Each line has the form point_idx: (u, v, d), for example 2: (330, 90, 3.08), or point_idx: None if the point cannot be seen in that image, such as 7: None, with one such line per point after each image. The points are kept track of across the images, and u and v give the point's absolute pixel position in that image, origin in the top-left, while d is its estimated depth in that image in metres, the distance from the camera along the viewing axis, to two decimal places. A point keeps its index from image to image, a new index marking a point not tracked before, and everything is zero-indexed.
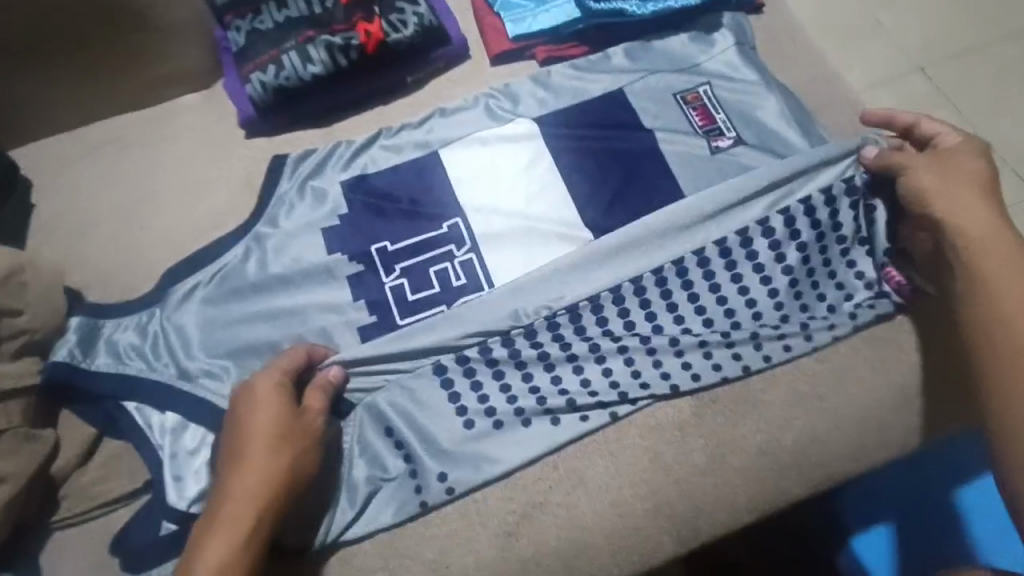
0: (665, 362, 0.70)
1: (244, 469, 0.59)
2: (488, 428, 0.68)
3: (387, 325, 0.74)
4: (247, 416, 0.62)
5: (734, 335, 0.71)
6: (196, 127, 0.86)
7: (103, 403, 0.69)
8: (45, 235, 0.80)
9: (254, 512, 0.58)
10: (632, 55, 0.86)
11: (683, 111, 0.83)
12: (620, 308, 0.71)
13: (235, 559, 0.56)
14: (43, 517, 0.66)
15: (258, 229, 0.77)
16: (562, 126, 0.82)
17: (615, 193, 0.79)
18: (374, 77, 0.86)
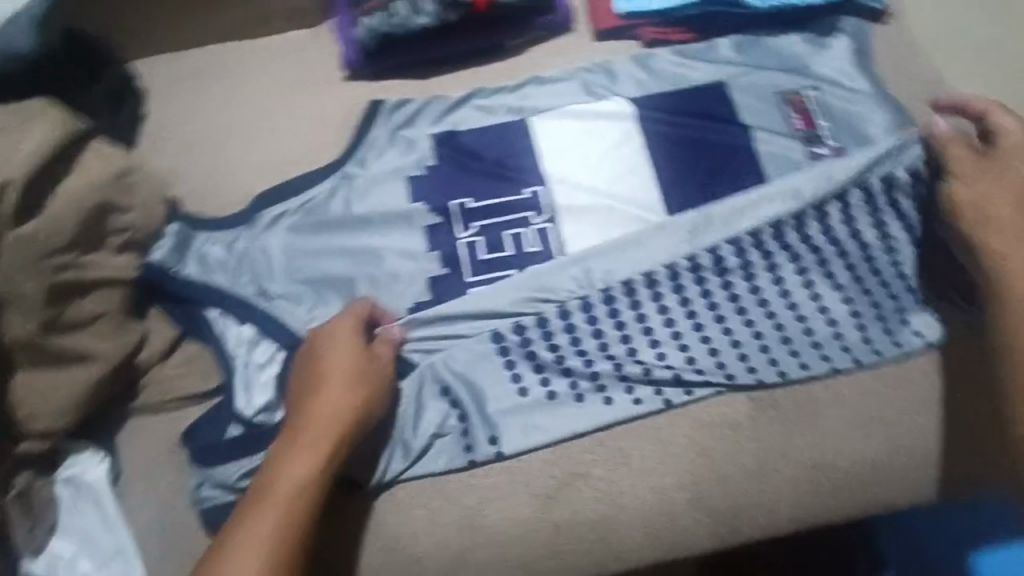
0: (724, 356, 0.69)
1: (321, 404, 0.62)
2: (544, 399, 0.70)
3: (457, 279, 0.75)
4: (321, 355, 0.64)
5: (792, 337, 0.70)
6: (301, 64, 0.89)
7: (188, 307, 0.74)
8: (151, 146, 0.85)
9: (329, 444, 0.60)
10: (742, 48, 0.84)
11: (785, 112, 0.80)
12: (679, 297, 0.72)
13: (311, 482, 0.59)
14: (127, 399, 0.72)
15: (346, 169, 0.80)
16: (660, 111, 0.81)
17: (701, 186, 0.77)
18: (478, 36, 0.86)
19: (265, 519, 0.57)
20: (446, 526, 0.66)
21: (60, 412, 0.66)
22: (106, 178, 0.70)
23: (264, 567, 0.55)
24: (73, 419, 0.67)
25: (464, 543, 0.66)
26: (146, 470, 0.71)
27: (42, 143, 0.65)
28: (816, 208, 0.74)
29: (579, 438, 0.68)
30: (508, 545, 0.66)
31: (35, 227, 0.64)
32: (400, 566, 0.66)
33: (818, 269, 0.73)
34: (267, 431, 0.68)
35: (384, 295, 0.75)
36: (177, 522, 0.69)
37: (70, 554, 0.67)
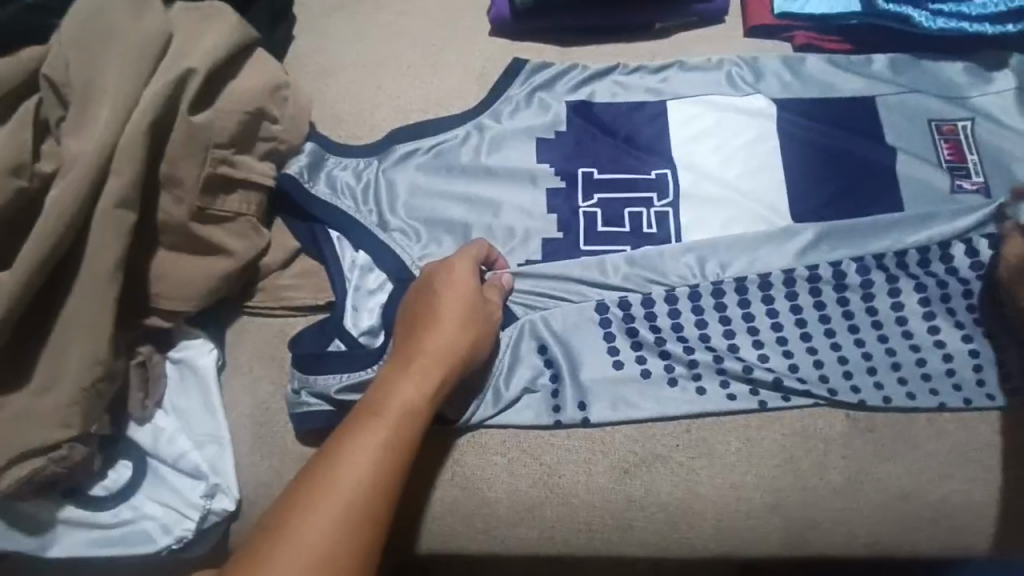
0: (828, 369, 0.69)
1: (435, 337, 0.64)
2: (637, 377, 0.70)
3: (571, 244, 0.76)
4: (440, 291, 0.66)
5: (903, 365, 0.69)
6: (447, 12, 0.91)
7: (314, 223, 0.77)
8: (295, 67, 0.88)
9: (440, 376, 0.63)
10: (897, 67, 0.82)
11: (933, 140, 0.78)
12: (791, 304, 0.71)
13: (419, 409, 0.61)
14: (243, 299, 0.76)
15: (482, 119, 0.81)
16: (802, 117, 0.79)
17: (831, 199, 0.76)
18: (627, 11, 0.86)
19: (375, 437, 0.59)
20: (521, 477, 0.68)
21: (190, 296, 0.69)
22: (264, 92, 0.74)
23: (374, 477, 0.57)
24: (196, 307, 0.70)
25: (536, 497, 0.67)
26: (248, 368, 0.74)
27: (220, 46, 0.69)
28: (945, 245, 0.72)
29: (666, 422, 0.69)
30: (579, 508, 0.67)
31: (198, 119, 0.68)
32: (472, 505, 0.68)
33: (943, 301, 0.70)
34: (370, 350, 0.70)
35: (498, 247, 0.76)
36: (270, 422, 0.72)
37: (168, 431, 0.71)
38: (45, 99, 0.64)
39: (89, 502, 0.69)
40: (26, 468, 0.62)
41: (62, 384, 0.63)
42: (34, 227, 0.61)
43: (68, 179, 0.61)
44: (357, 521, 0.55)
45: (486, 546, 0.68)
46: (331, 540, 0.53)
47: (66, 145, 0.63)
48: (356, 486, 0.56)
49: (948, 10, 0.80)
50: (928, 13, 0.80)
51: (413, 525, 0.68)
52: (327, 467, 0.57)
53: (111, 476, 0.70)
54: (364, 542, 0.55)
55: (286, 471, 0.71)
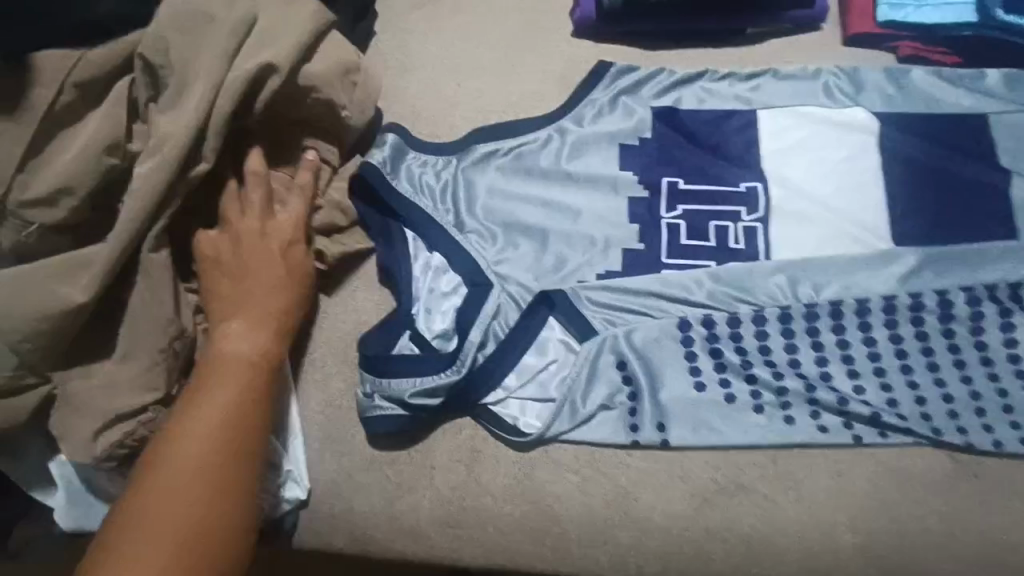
0: (931, 407, 0.64)
1: (263, 293, 0.66)
2: (722, 401, 0.66)
3: (652, 256, 0.73)
4: (263, 242, 0.67)
5: (1015, 406, 0.64)
6: (528, 11, 0.88)
7: (388, 217, 0.75)
8: (373, 62, 0.87)
9: (274, 326, 0.65)
10: (1015, 84, 0.76)
11: None
12: (891, 334, 0.67)
13: (257, 361, 0.63)
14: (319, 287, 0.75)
15: (564, 122, 0.79)
16: (906, 134, 0.75)
17: (937, 222, 0.71)
18: (722, 15, 0.82)
19: (212, 397, 0.60)
20: (595, 497, 0.65)
21: None
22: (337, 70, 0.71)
23: (218, 434, 0.58)
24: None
25: (609, 519, 0.65)
26: (318, 366, 0.72)
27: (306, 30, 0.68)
28: None
29: (752, 450, 0.65)
30: (654, 533, 0.64)
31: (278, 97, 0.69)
32: (542, 521, 0.65)
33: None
34: (441, 354, 0.68)
35: (576, 254, 0.74)
36: (339, 421, 0.70)
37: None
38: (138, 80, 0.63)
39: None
40: (117, 432, 0.63)
41: (141, 357, 0.64)
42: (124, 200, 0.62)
43: (156, 157, 0.61)
44: (212, 475, 0.57)
45: (554, 567, 0.65)
46: (191, 487, 0.56)
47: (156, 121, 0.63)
48: (200, 447, 0.57)
49: None
50: None
51: (479, 538, 0.66)
52: (171, 440, 0.57)
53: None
54: (224, 493, 0.56)
55: (355, 471, 0.69)
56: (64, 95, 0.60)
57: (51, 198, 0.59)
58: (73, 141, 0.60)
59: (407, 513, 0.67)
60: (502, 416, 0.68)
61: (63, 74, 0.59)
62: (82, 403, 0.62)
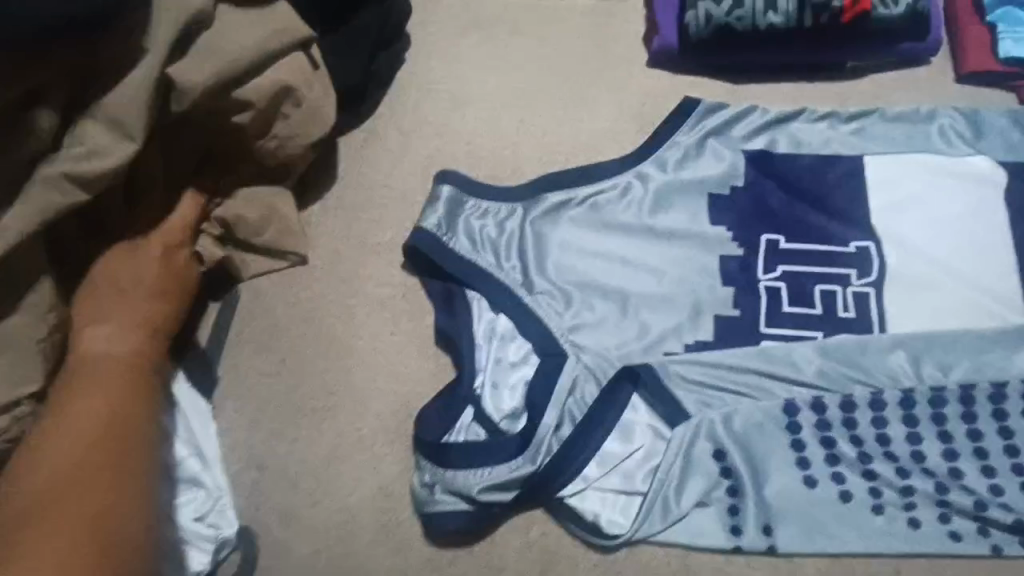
0: None
1: (133, 282, 0.59)
2: (837, 500, 0.58)
3: (749, 325, 0.65)
4: (140, 240, 0.60)
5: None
6: (595, 36, 0.79)
7: (450, 282, 0.67)
8: (422, 91, 0.78)
9: (147, 318, 0.58)
10: None
11: None
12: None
13: (130, 355, 0.56)
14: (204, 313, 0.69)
15: (645, 166, 0.70)
16: None
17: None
18: (828, 47, 0.72)
19: (82, 401, 0.52)
20: None
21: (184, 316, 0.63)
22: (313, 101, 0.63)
23: (88, 433, 0.50)
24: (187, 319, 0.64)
25: None
26: (369, 445, 0.64)
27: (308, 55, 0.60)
28: None
29: (873, 559, 0.57)
30: None
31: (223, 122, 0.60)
32: None
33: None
34: (513, 439, 0.60)
35: (662, 320, 0.65)
36: (395, 511, 0.62)
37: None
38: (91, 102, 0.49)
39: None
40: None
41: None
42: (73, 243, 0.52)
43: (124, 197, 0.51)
44: (89, 478, 0.48)
45: None
46: (71, 497, 0.47)
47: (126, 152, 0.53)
48: (73, 451, 0.49)
49: None
50: None
51: None
52: (35, 454, 0.49)
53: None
54: (109, 494, 0.48)
55: (413, 569, 0.60)
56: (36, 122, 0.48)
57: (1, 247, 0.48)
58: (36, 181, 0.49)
59: None
60: (582, 514, 0.59)
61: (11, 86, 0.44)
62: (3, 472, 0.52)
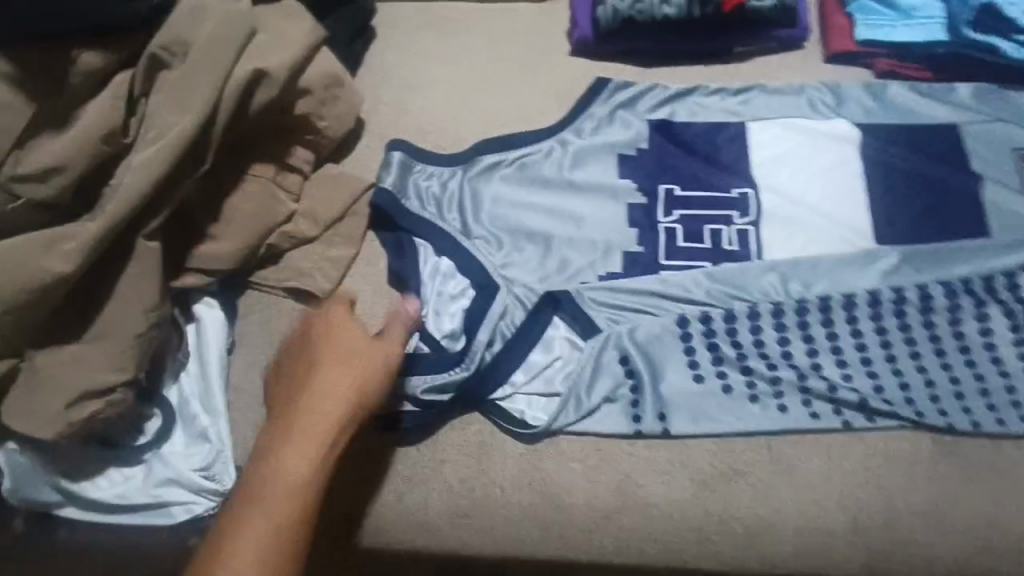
0: (916, 394, 0.69)
1: (320, 406, 0.63)
2: (718, 389, 0.70)
3: (651, 258, 0.78)
4: (320, 359, 0.65)
5: (994, 391, 0.68)
6: (527, 32, 0.94)
7: (400, 233, 0.79)
8: (381, 79, 0.92)
9: (329, 441, 0.62)
10: (981, 97, 0.82)
11: (1020, 170, 0.78)
12: (876, 326, 0.71)
13: (307, 479, 0.61)
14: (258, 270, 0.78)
15: (565, 134, 0.83)
16: (887, 143, 0.80)
17: (916, 224, 0.76)
18: (715, 34, 0.87)
19: (260, 512, 0.59)
20: (601, 484, 0.69)
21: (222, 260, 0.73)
22: (320, 82, 0.78)
23: (264, 554, 0.57)
24: (230, 265, 0.73)
25: (614, 505, 0.68)
26: None
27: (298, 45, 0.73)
28: None
29: (748, 437, 0.69)
30: (658, 520, 0.68)
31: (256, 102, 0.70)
32: (550, 508, 0.69)
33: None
34: (450, 352, 0.72)
35: (579, 257, 0.78)
36: None
37: (187, 396, 0.71)
38: (137, 76, 0.63)
39: (114, 455, 0.69)
40: (88, 408, 0.61)
41: (114, 338, 0.62)
42: (111, 186, 0.62)
43: (152, 148, 0.62)
44: None
45: (563, 551, 0.68)
46: None
47: (153, 112, 0.64)
48: (250, 562, 0.57)
49: None
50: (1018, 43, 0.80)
51: (489, 522, 0.69)
52: (235, 562, 0.57)
53: (145, 428, 0.70)
54: None
55: (369, 467, 0.71)
56: (69, 78, 0.59)
57: (39, 176, 0.59)
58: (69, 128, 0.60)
59: (421, 507, 0.70)
60: (509, 411, 0.71)
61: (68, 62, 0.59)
62: (55, 378, 0.61)
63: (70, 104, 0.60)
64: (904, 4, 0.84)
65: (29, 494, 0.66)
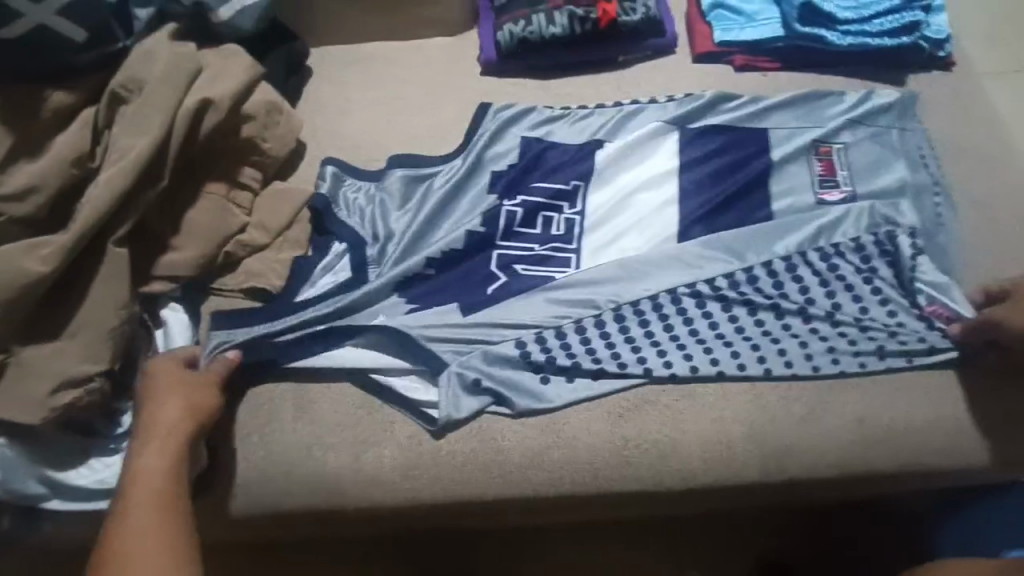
0: (745, 359, 0.80)
1: (159, 412, 0.68)
2: (582, 382, 0.80)
3: (490, 237, 0.88)
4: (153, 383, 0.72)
5: (806, 345, 0.80)
6: (445, 60, 1.08)
7: (329, 238, 0.90)
8: (316, 108, 1.04)
9: (177, 432, 0.67)
10: (801, 100, 0.95)
11: (810, 158, 0.91)
12: (702, 311, 0.82)
13: (168, 460, 0.64)
14: (217, 276, 0.87)
15: (452, 159, 0.95)
16: (699, 138, 0.93)
17: (721, 205, 0.89)
18: (598, 46, 1.03)
19: (130, 505, 0.59)
20: (530, 426, 0.79)
21: (184, 266, 0.82)
22: (260, 109, 0.89)
23: (152, 519, 0.58)
24: (189, 271, 0.82)
25: (545, 443, 0.78)
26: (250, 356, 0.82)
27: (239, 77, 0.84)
28: (811, 249, 0.84)
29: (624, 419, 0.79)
30: (582, 451, 0.77)
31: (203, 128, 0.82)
32: (488, 454, 0.78)
33: (821, 293, 0.82)
34: (392, 328, 0.82)
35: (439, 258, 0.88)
36: (308, 393, 0.81)
37: None
38: (102, 111, 0.76)
39: (94, 445, 0.76)
40: (66, 396, 0.69)
41: (88, 332, 0.71)
42: (80, 201, 0.73)
43: (114, 168, 0.73)
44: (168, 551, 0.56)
45: (504, 491, 0.77)
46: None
47: (115, 140, 0.75)
48: (142, 531, 0.57)
49: (853, 30, 0.98)
50: (838, 33, 0.98)
51: (437, 472, 0.78)
52: (123, 546, 0.55)
53: (121, 421, 0.77)
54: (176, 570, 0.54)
55: (325, 435, 0.79)
56: (42, 113, 0.73)
57: (19, 195, 0.71)
58: (41, 155, 0.73)
59: (374, 464, 0.78)
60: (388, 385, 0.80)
61: (39, 102, 0.73)
62: (40, 370, 0.69)
63: (41, 136, 0.74)
64: (749, 10, 1.02)
65: (16, 488, 0.72)
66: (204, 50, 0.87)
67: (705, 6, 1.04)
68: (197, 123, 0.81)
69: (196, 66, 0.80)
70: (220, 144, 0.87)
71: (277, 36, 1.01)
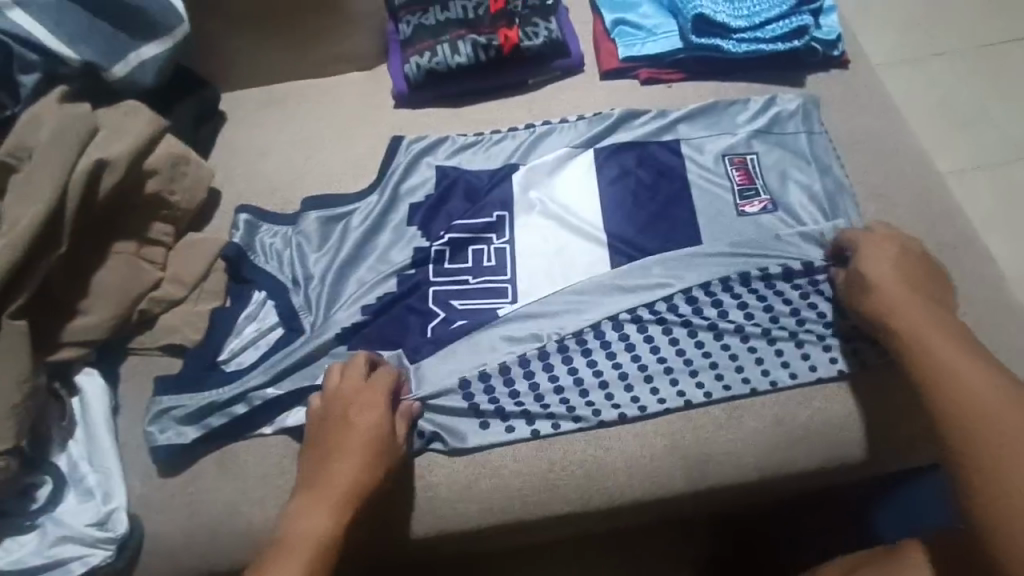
0: (684, 384, 0.79)
1: (341, 466, 0.71)
2: (524, 423, 0.79)
3: (422, 277, 0.88)
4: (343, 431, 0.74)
5: (743, 364, 0.80)
6: (358, 95, 1.07)
7: (242, 286, 0.89)
8: (229, 155, 1.03)
9: (346, 497, 0.70)
10: (706, 113, 0.97)
11: (726, 169, 0.93)
12: (643, 336, 0.81)
13: (330, 523, 0.68)
14: (131, 337, 0.86)
15: (367, 196, 0.94)
16: (618, 157, 0.94)
17: (648, 222, 0.90)
18: (506, 71, 1.04)
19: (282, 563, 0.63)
20: (456, 460, 0.79)
21: (94, 330, 0.81)
22: (164, 164, 0.88)
23: None
24: (100, 335, 0.81)
25: (472, 475, 0.78)
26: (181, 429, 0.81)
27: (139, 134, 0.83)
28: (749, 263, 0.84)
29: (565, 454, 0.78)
30: (510, 478, 0.78)
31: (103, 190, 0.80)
32: (416, 491, 0.78)
33: (760, 308, 0.82)
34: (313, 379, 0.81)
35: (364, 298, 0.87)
36: (232, 448, 0.80)
37: (76, 460, 0.78)
38: None
39: (8, 526, 0.74)
40: None
41: None
42: None
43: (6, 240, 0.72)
44: None
45: (435, 527, 0.77)
46: None
47: (6, 210, 0.74)
48: None
49: (748, 37, 1.01)
50: (734, 40, 1.01)
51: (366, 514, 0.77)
52: None
53: (35, 496, 0.75)
54: None
55: (250, 488, 0.79)
56: None
57: None
58: None
59: None
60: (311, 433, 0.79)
61: None
62: None
63: None
64: (649, 26, 1.05)
65: None
66: (102, 109, 0.85)
67: (608, 24, 1.07)
68: (94, 185, 0.80)
69: (91, 126, 0.80)
70: (125, 202, 0.85)
71: (182, 87, 1.01)
